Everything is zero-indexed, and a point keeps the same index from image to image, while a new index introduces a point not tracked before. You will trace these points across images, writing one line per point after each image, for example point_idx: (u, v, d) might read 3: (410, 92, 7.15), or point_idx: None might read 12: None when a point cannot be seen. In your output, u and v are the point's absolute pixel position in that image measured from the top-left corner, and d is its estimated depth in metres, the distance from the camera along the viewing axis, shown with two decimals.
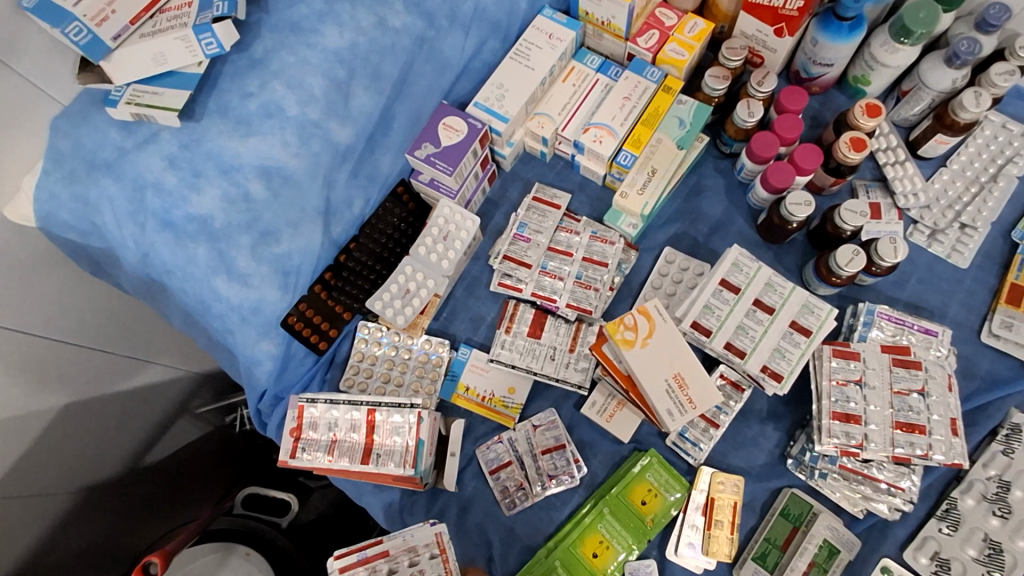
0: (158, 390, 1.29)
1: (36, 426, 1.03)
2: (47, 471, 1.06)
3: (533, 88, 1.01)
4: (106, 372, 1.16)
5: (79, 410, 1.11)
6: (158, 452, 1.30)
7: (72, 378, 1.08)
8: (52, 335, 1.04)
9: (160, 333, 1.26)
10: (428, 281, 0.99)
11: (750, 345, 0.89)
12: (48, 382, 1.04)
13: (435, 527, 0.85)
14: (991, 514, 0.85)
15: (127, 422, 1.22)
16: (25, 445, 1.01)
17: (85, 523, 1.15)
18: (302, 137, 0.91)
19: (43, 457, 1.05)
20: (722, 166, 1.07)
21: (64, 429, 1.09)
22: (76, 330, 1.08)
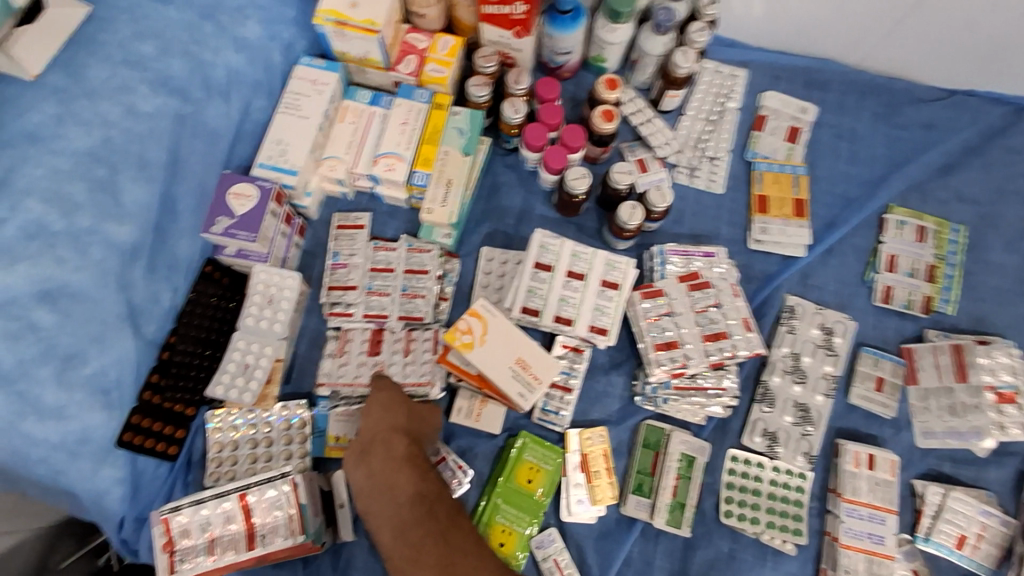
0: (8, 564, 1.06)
1: None
2: None
3: (314, 135, 1.04)
4: None
5: None
6: None
7: None
8: None
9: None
10: (266, 349, 0.98)
11: (574, 311, 0.99)
12: None
13: (285, 483, 0.87)
14: (793, 383, 1.04)
15: None
16: None
17: None
18: (77, 248, 0.85)
19: None
20: (510, 160, 1.16)
21: None
22: None
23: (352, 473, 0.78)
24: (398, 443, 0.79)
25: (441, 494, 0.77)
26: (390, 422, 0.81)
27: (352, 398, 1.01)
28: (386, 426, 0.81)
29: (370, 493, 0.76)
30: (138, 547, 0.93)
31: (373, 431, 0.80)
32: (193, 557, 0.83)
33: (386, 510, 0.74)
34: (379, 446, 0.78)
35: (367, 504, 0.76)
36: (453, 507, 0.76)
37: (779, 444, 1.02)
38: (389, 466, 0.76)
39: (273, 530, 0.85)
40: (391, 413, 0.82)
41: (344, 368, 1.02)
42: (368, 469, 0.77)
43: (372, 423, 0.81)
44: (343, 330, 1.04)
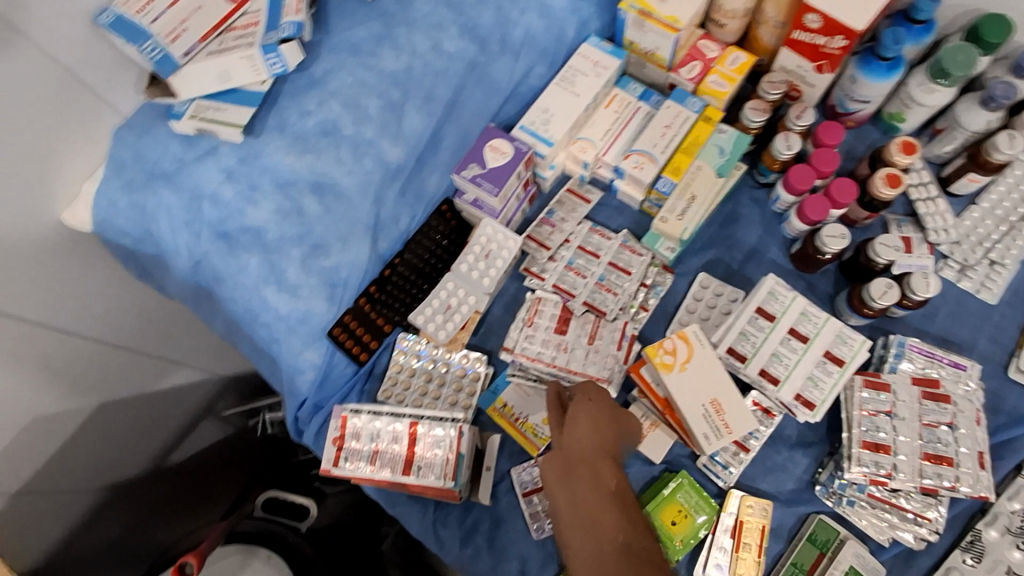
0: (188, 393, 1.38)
1: (71, 426, 1.13)
2: (75, 469, 1.16)
3: (578, 113, 1.04)
4: (138, 377, 1.26)
5: (110, 412, 1.21)
6: (180, 453, 1.41)
7: (104, 386, 1.18)
8: (94, 337, 1.12)
9: (192, 339, 1.34)
10: (470, 298, 1.01)
11: (784, 372, 0.91)
12: (78, 388, 1.12)
13: (452, 427, 0.89)
14: (1014, 546, 0.88)
15: (155, 423, 1.32)
16: (58, 444, 1.11)
17: (107, 519, 1.27)
18: (355, 155, 0.93)
19: (72, 456, 1.15)
20: (758, 195, 1.09)
21: (95, 432, 1.19)
22: (117, 334, 1.17)
23: (552, 494, 0.77)
24: (603, 475, 0.77)
25: (646, 538, 0.73)
26: (597, 446, 0.79)
27: (529, 374, 1.01)
28: (593, 449, 0.79)
29: (573, 525, 0.75)
30: (304, 429, 1.03)
31: (580, 449, 0.79)
32: (356, 462, 0.89)
33: (589, 550, 0.72)
34: (586, 473, 0.76)
35: (567, 533, 0.75)
36: (658, 554, 0.72)
37: None
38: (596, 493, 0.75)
39: (428, 466, 0.88)
40: (598, 434, 0.79)
41: (531, 339, 1.01)
42: (571, 497, 0.76)
43: (576, 439, 0.79)
44: (537, 297, 1.04)
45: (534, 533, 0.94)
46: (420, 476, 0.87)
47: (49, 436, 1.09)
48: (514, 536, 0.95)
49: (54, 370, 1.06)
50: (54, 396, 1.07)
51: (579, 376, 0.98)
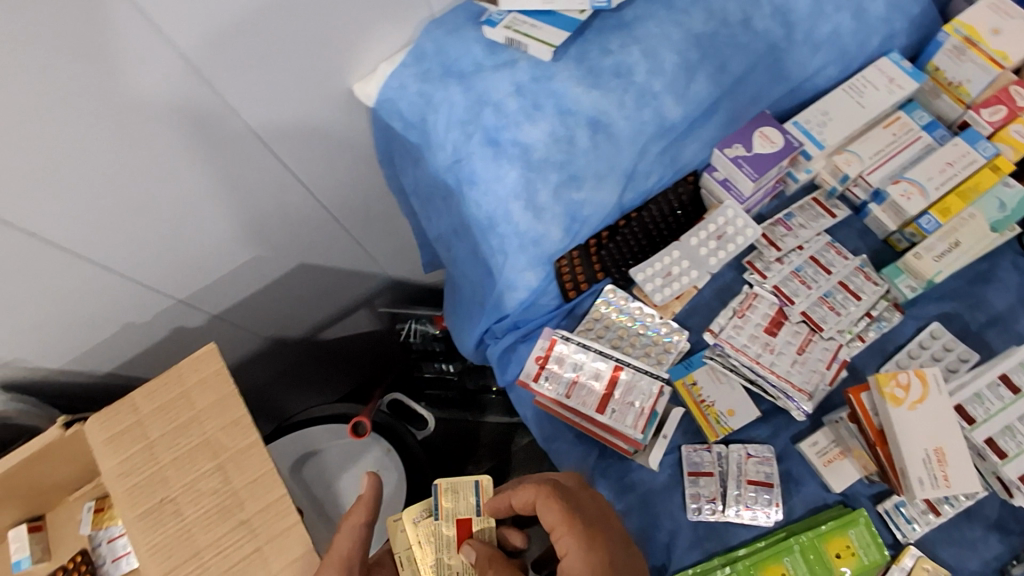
0: (365, 281, 1.72)
1: (277, 272, 1.44)
2: (273, 306, 1.54)
3: (857, 125, 1.01)
4: (349, 256, 1.56)
5: (304, 272, 1.51)
6: (334, 331, 1.83)
7: (311, 251, 1.46)
8: (336, 212, 1.38)
9: (397, 240, 1.61)
10: (692, 271, 1.01)
11: (1014, 449, 0.84)
12: (307, 246, 1.42)
13: (655, 383, 0.93)
14: None
15: (333, 293, 1.67)
16: (262, 285, 1.44)
17: (256, 371, 1.73)
18: (638, 102, 0.96)
19: (272, 293, 1.49)
20: (1021, 263, 1.02)
21: (287, 281, 1.50)
22: (354, 219, 1.44)
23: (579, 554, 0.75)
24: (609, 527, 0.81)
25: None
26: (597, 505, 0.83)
27: (727, 362, 1.00)
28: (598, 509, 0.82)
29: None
30: (493, 342, 1.11)
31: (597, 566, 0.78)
32: (556, 386, 0.93)
33: None
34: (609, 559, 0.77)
35: None
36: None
37: None
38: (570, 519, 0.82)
39: (624, 409, 0.92)
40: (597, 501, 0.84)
41: (738, 331, 1.00)
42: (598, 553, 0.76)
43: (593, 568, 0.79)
44: (753, 291, 1.03)
45: (690, 512, 0.95)
46: (614, 416, 0.91)
47: (257, 275, 1.39)
48: (668, 508, 0.96)
49: (321, 228, 1.40)
50: (269, 236, 1.30)
51: (779, 380, 0.97)
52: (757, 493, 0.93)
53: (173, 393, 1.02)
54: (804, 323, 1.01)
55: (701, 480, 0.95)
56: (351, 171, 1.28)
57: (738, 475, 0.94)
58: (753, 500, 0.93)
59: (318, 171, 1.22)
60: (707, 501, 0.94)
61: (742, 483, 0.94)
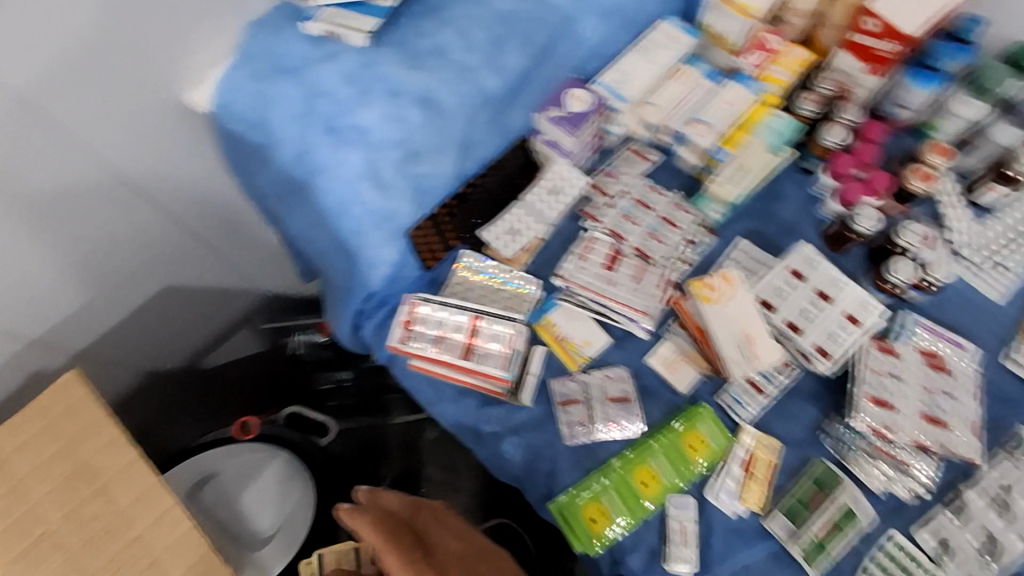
0: (237, 295, 1.64)
1: (138, 297, 1.39)
2: (140, 335, 1.46)
3: (650, 80, 1.18)
4: (212, 269, 1.51)
5: (170, 294, 1.46)
6: (214, 358, 1.70)
7: (171, 269, 1.40)
8: (183, 219, 1.32)
9: (260, 243, 1.56)
10: (534, 224, 1.12)
11: (807, 324, 1.02)
12: (165, 265, 1.38)
13: (514, 323, 1.00)
14: (994, 512, 0.96)
15: (209, 312, 1.60)
16: (125, 313, 1.38)
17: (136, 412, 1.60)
18: (460, 77, 1.06)
19: (136, 320, 1.42)
20: (800, 179, 1.21)
21: (152, 305, 1.44)
22: (202, 226, 1.38)
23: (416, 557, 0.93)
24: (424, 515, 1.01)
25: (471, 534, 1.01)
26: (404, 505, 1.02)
27: (578, 300, 1.12)
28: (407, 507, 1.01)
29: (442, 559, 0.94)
30: (367, 321, 1.16)
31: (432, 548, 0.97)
32: (423, 344, 0.99)
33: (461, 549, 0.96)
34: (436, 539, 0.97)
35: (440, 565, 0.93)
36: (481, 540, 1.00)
37: (951, 558, 0.94)
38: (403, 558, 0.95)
39: (486, 354, 0.99)
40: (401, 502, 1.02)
41: (582, 270, 1.13)
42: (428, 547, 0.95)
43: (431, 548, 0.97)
44: (591, 236, 1.16)
45: (567, 438, 1.03)
46: (479, 361, 0.99)
47: (113, 302, 1.33)
48: (547, 439, 1.05)
49: (175, 241, 1.35)
50: (116, 257, 1.25)
51: (621, 306, 1.09)
52: (618, 409, 1.05)
53: (52, 416, 0.93)
54: (637, 255, 1.14)
55: (569, 408, 1.05)
56: (198, 176, 1.26)
57: (600, 396, 1.06)
58: (616, 416, 1.04)
59: (162, 176, 1.20)
60: (579, 425, 1.04)
61: (605, 402, 1.05)
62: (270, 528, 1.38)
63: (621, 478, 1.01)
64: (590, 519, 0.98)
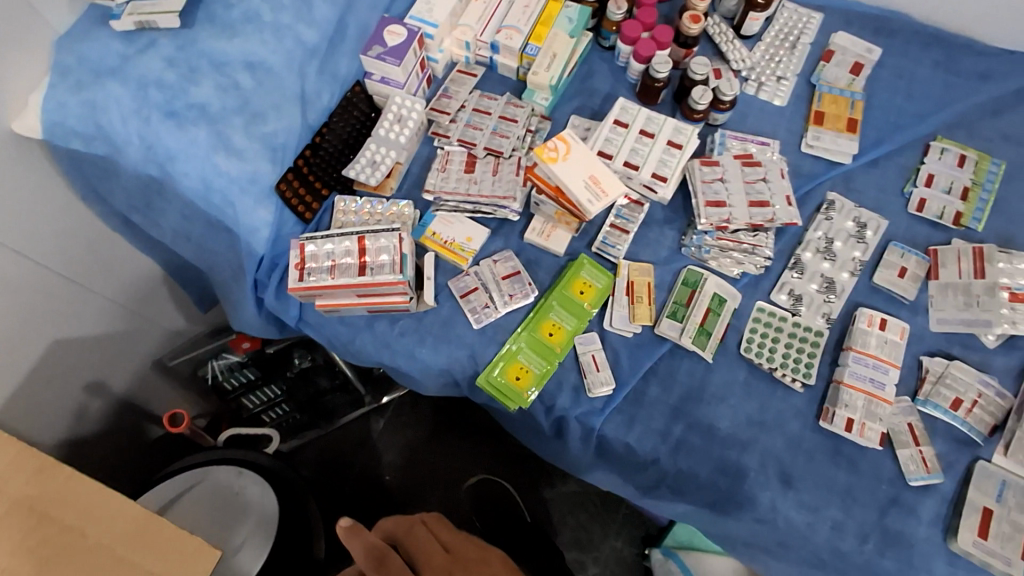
0: (137, 336, 1.57)
1: (28, 361, 1.28)
2: (44, 403, 1.35)
3: (454, 2, 1.28)
4: (96, 312, 1.42)
5: (60, 348, 1.35)
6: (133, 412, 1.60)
7: (52, 320, 1.31)
8: (42, 262, 1.25)
9: (135, 272, 1.50)
10: (390, 152, 1.22)
11: (642, 160, 1.19)
12: (43, 316, 1.29)
13: (395, 231, 1.09)
14: (822, 259, 1.20)
15: (115, 361, 1.51)
16: (19, 381, 1.27)
17: None
18: (277, 36, 1.12)
19: (36, 386, 1.32)
20: (606, 56, 1.39)
21: (48, 367, 1.33)
22: (67, 265, 1.31)
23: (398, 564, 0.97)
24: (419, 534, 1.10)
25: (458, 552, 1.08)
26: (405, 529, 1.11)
27: (449, 206, 1.23)
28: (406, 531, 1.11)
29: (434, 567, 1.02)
30: (266, 287, 1.21)
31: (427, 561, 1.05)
32: (320, 276, 1.07)
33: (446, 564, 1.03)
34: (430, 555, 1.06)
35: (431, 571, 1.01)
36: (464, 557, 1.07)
37: (803, 304, 1.17)
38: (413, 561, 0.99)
39: (379, 265, 1.07)
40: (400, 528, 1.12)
41: (445, 180, 1.24)
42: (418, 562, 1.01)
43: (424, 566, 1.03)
44: (446, 150, 1.28)
45: (474, 322, 1.15)
46: (374, 273, 1.06)
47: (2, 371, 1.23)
48: (460, 328, 1.16)
49: (42, 287, 1.26)
50: None
51: (489, 199, 1.21)
52: (513, 283, 1.17)
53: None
54: (490, 154, 1.27)
55: (472, 297, 1.17)
56: (54, 216, 1.24)
57: (495, 277, 1.18)
58: (513, 290, 1.17)
59: (19, 228, 1.18)
60: (484, 307, 1.16)
61: (500, 281, 1.18)
62: (238, 542, 1.21)
63: (531, 337, 1.15)
64: (517, 378, 1.12)
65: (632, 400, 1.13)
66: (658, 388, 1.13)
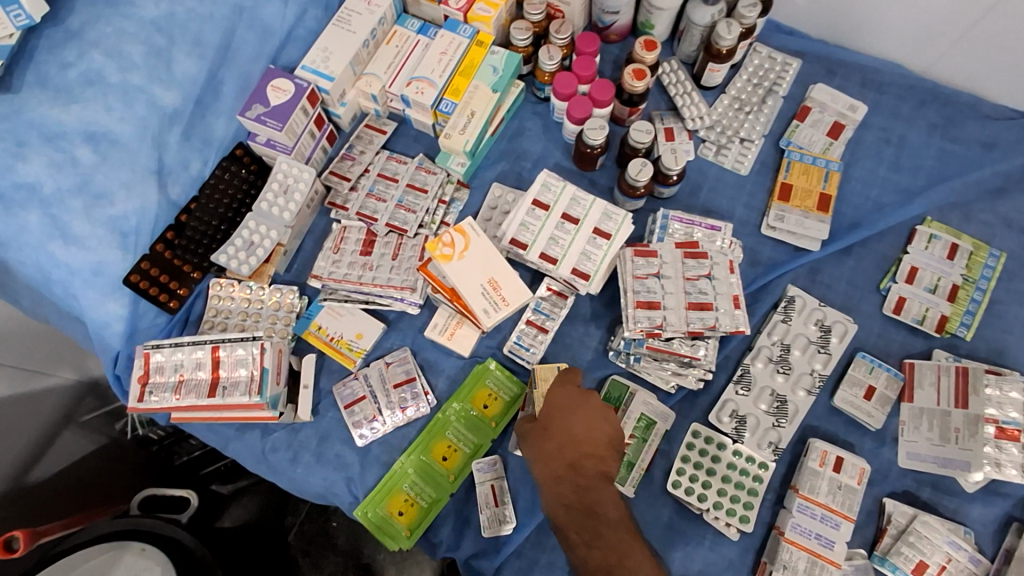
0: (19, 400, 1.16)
1: None
2: None
3: (356, 49, 1.08)
4: None
5: None
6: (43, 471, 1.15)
7: None
8: None
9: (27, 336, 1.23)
10: (271, 233, 1.04)
11: (561, 252, 1.00)
12: None
13: (256, 340, 0.91)
14: (775, 372, 1.01)
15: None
16: None
17: None
18: (124, 101, 0.95)
19: None
20: (540, 109, 1.19)
21: None
22: None
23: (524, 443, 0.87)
24: (579, 438, 0.84)
25: (582, 467, 0.83)
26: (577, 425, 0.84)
27: (340, 295, 1.06)
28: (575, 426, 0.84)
29: (557, 485, 0.83)
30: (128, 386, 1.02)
31: (560, 459, 0.84)
32: (163, 395, 0.91)
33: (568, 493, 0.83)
34: (580, 472, 0.83)
35: (556, 486, 0.83)
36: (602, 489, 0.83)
37: (746, 429, 0.98)
38: (592, 484, 0.83)
39: (233, 384, 0.90)
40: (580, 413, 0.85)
41: (336, 264, 1.06)
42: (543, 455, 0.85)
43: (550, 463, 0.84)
44: (342, 225, 1.10)
45: (357, 440, 0.99)
46: (226, 395, 0.90)
47: None
48: (340, 445, 1.00)
49: None
50: None
51: (382, 290, 1.04)
52: (405, 392, 1.00)
53: None
54: (392, 232, 1.08)
55: (357, 407, 1.00)
56: None
57: (384, 384, 1.01)
58: (404, 400, 1.00)
59: None
60: (369, 422, 0.99)
61: (389, 389, 1.01)
62: None
63: (420, 461, 0.98)
64: (400, 513, 0.96)
65: (534, 538, 0.97)
66: None
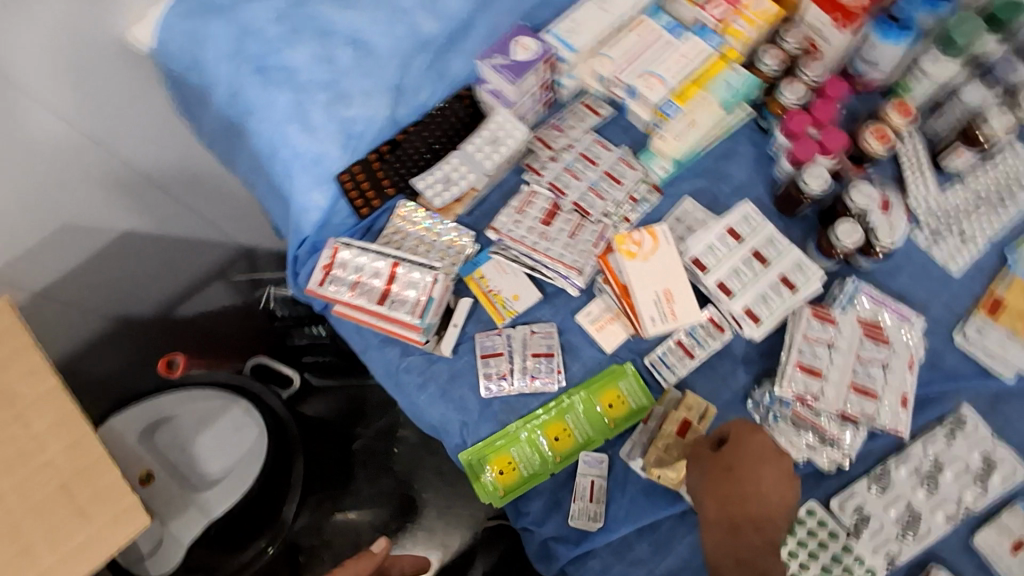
0: (198, 248, 1.33)
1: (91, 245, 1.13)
2: (68, 311, 1.17)
3: (603, 29, 1.09)
4: (180, 217, 1.25)
5: (144, 241, 1.21)
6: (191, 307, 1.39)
7: (148, 215, 1.18)
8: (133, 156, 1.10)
9: (233, 200, 1.32)
10: (469, 174, 1.08)
11: (738, 286, 0.98)
12: (135, 204, 1.15)
13: (434, 269, 0.99)
14: (918, 486, 0.95)
15: (175, 267, 1.30)
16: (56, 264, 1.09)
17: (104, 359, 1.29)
18: (390, 19, 1.04)
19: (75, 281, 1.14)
20: (756, 138, 1.16)
21: (109, 263, 1.18)
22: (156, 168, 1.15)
23: (693, 479, 0.86)
24: (759, 490, 0.81)
25: (755, 519, 0.80)
26: (761, 477, 0.81)
27: (510, 254, 1.08)
28: (756, 477, 0.81)
29: (728, 526, 0.81)
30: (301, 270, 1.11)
31: (737, 503, 0.81)
32: (338, 290, 0.99)
33: (738, 544, 0.79)
34: (751, 527, 0.79)
35: (720, 525, 0.81)
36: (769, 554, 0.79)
37: (866, 530, 0.93)
38: (762, 548, 0.79)
39: (400, 301, 0.98)
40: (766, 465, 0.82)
41: (518, 224, 1.09)
42: (715, 496, 0.82)
43: (718, 502, 0.82)
44: (530, 189, 1.12)
45: (482, 391, 1.03)
46: (392, 310, 0.97)
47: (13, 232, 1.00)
48: (465, 389, 1.04)
49: (133, 182, 1.12)
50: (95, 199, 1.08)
51: (551, 263, 1.06)
52: (541, 363, 1.03)
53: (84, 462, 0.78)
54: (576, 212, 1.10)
55: (492, 361, 1.04)
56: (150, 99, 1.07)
57: (524, 349, 1.04)
58: (538, 370, 1.03)
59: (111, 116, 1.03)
60: (498, 378, 1.03)
61: (527, 356, 1.04)
62: (216, 474, 1.08)
63: (533, 433, 1.01)
64: (499, 472, 0.99)
65: (616, 546, 0.98)
66: (648, 548, 0.98)
